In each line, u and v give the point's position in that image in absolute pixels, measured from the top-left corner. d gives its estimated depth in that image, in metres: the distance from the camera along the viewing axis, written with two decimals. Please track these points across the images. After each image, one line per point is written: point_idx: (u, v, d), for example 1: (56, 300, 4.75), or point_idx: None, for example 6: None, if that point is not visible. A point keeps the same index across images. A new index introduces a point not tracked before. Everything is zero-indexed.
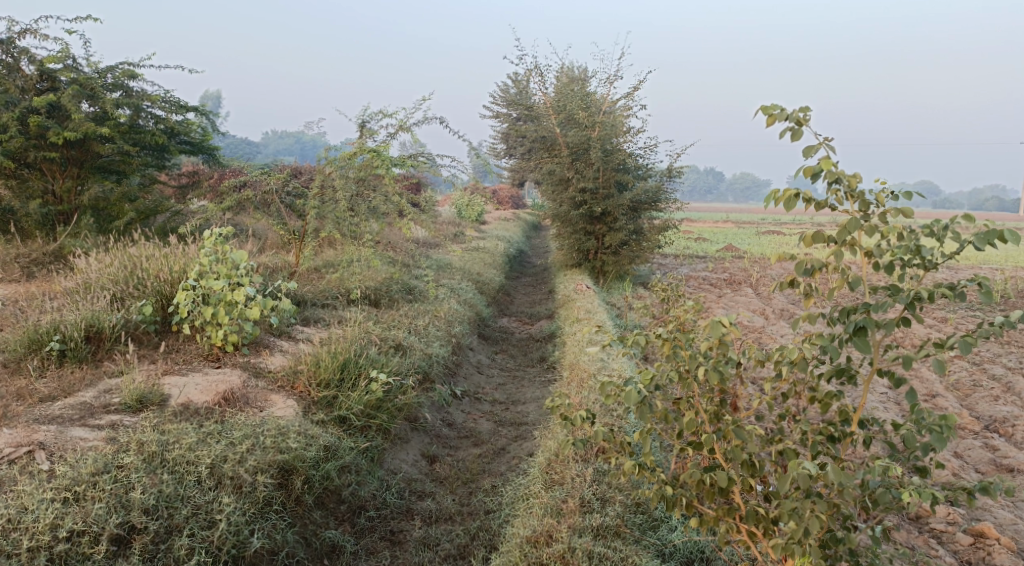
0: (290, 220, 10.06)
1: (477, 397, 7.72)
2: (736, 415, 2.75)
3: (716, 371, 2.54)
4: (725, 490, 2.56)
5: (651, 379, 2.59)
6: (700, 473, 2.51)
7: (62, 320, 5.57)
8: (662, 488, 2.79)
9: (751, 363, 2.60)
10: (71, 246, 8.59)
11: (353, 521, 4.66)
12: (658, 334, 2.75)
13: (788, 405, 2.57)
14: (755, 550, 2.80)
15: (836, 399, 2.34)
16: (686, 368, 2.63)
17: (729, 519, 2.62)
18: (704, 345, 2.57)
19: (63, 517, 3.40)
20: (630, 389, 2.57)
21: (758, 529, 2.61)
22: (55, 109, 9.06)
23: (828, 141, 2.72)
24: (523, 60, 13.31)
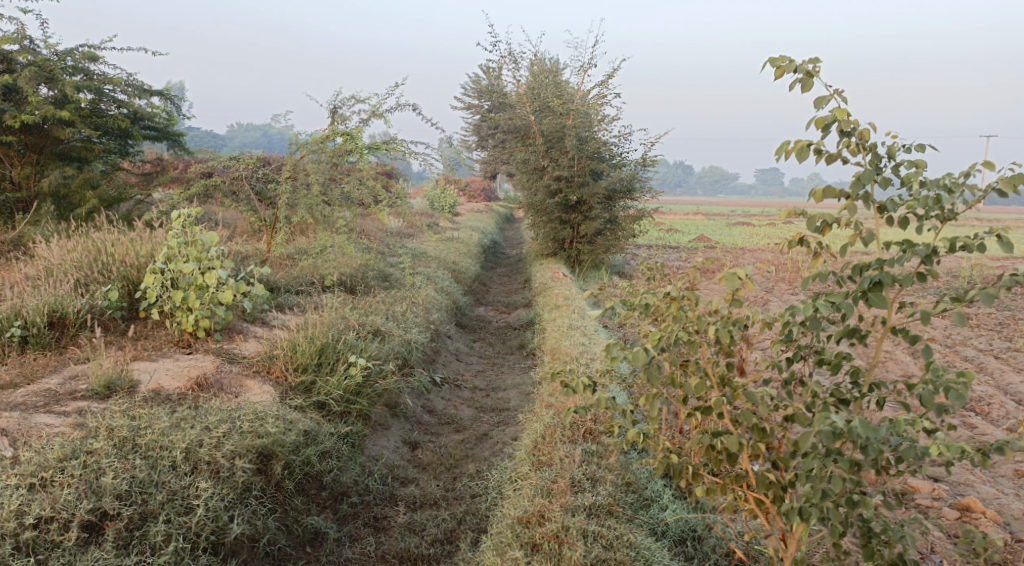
0: (261, 208, 9.80)
1: (457, 385, 7.58)
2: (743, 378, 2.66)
3: (728, 331, 2.43)
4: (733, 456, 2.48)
5: (660, 341, 2.47)
6: (709, 439, 2.41)
7: (23, 306, 5.32)
8: (667, 457, 2.72)
9: (760, 324, 2.49)
10: (31, 233, 8.24)
11: (335, 507, 4.51)
12: (666, 293, 2.63)
13: (796, 368, 2.48)
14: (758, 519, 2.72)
15: (847, 359, 2.26)
16: (696, 329, 2.51)
17: (736, 487, 2.53)
18: (716, 303, 2.45)
19: (29, 504, 3.20)
20: (638, 349, 2.44)
21: (767, 497, 2.53)
22: (11, 92, 8.69)
23: (842, 92, 2.63)
24: (496, 47, 13.14)
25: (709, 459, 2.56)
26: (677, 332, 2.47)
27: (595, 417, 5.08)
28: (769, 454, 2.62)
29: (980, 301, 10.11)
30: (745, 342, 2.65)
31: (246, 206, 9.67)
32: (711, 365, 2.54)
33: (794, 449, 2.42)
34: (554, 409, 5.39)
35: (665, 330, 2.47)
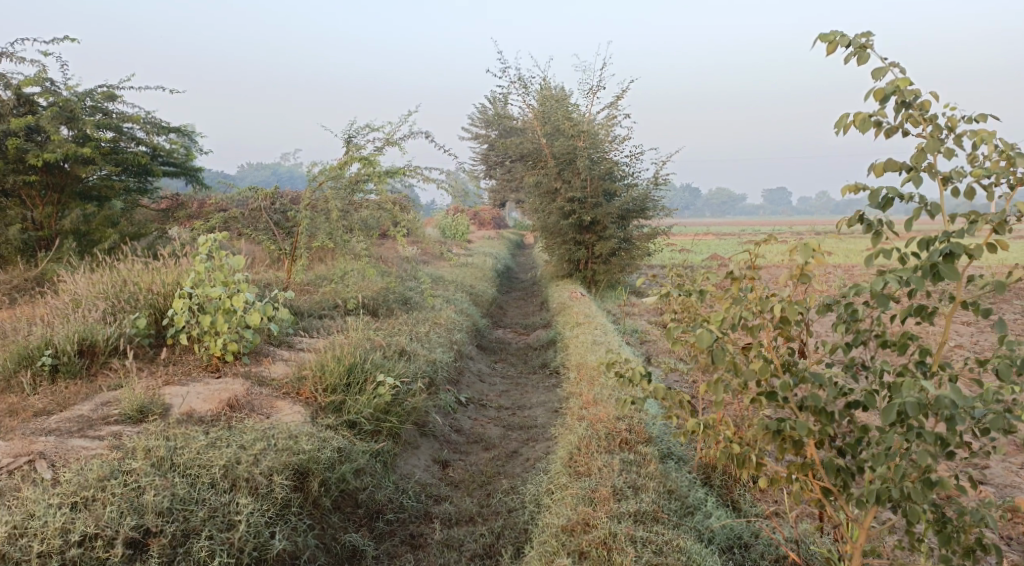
0: (280, 237, 9.85)
1: (482, 404, 7.51)
2: (805, 363, 2.60)
3: (795, 308, 2.37)
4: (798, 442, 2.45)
5: (723, 321, 2.44)
6: (776, 425, 2.37)
7: (52, 335, 5.32)
8: (730, 448, 2.81)
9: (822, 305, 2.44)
10: (54, 269, 8.27)
11: (371, 526, 4.45)
12: (728, 271, 2.57)
13: (857, 353, 2.44)
14: (826, 512, 2.66)
15: (914, 338, 2.23)
16: (760, 308, 2.45)
17: (802, 475, 2.48)
18: (784, 279, 2.40)
19: (74, 521, 3.18)
20: (701, 329, 2.39)
21: (834, 486, 2.47)
22: (33, 132, 8.75)
23: (895, 63, 2.67)
24: (505, 73, 13.26)
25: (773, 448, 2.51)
26: (741, 312, 2.45)
27: (630, 427, 5.01)
28: (834, 441, 2.57)
29: (1005, 304, 9.98)
30: (801, 328, 2.62)
31: (264, 235, 9.72)
32: (773, 349, 2.50)
33: (862, 433, 2.37)
34: (587, 421, 5.32)
35: (729, 310, 2.44)
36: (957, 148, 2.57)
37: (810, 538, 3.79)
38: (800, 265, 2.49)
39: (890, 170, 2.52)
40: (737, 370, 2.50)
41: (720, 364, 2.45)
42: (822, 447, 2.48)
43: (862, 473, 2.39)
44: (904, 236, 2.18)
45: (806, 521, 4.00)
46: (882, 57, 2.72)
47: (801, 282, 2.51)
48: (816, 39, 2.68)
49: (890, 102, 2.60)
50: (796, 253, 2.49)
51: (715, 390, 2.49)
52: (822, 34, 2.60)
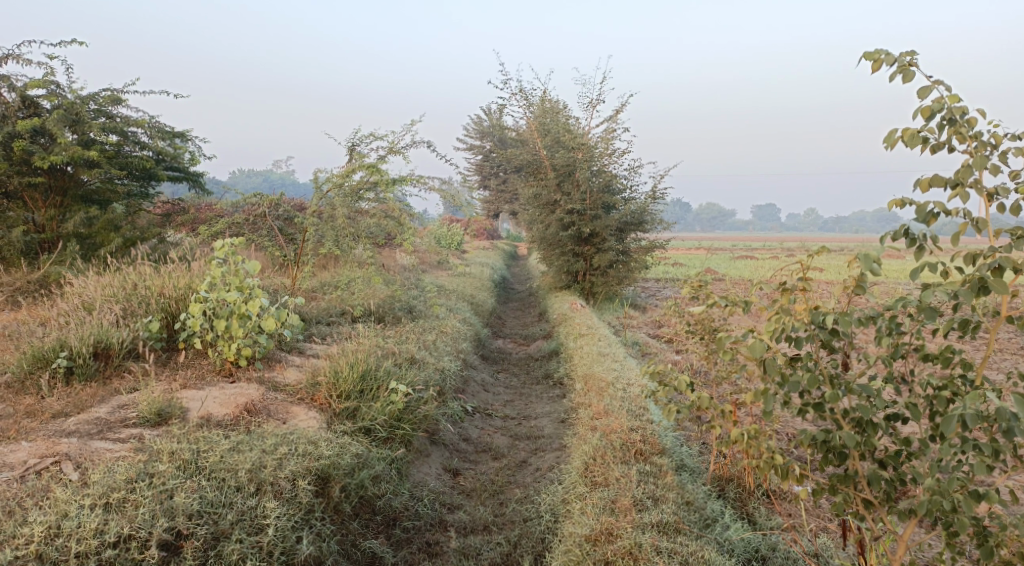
0: (284, 243, 9.85)
1: (488, 413, 7.48)
2: (849, 375, 2.67)
3: (847, 321, 2.44)
4: (840, 453, 2.52)
5: (776, 331, 2.52)
6: (824, 436, 2.44)
7: (67, 336, 5.30)
8: (773, 459, 3.00)
9: (871, 318, 2.51)
10: (57, 272, 8.08)
11: (389, 533, 4.44)
12: (779, 283, 2.63)
13: (901, 366, 2.52)
14: (867, 523, 2.72)
15: (962, 351, 2.32)
16: (810, 320, 2.52)
17: (845, 487, 2.55)
18: (837, 290, 2.46)
19: (108, 523, 3.34)
20: (754, 339, 2.46)
21: (877, 497, 2.54)
22: (38, 135, 8.59)
23: (939, 82, 2.82)
24: (507, 85, 13.31)
25: (815, 460, 2.59)
26: (792, 323, 2.52)
27: (644, 438, 5.05)
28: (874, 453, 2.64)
29: (999, 325, 10.12)
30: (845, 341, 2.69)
31: (269, 241, 9.70)
32: (820, 361, 2.57)
33: (906, 443, 2.44)
34: (600, 431, 5.36)
35: (780, 320, 2.52)
36: (999, 164, 2.71)
37: (828, 551, 3.85)
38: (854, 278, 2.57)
39: (935, 185, 2.65)
40: (784, 381, 2.59)
41: (770, 373, 2.53)
42: (864, 459, 2.55)
43: (904, 484, 2.46)
44: (953, 251, 2.34)
45: (824, 535, 4.05)
46: (928, 76, 2.84)
47: (854, 293, 2.60)
48: (863, 59, 2.85)
49: (937, 120, 2.72)
50: (853, 265, 2.56)
51: (766, 401, 2.57)
52: (874, 53, 2.73)
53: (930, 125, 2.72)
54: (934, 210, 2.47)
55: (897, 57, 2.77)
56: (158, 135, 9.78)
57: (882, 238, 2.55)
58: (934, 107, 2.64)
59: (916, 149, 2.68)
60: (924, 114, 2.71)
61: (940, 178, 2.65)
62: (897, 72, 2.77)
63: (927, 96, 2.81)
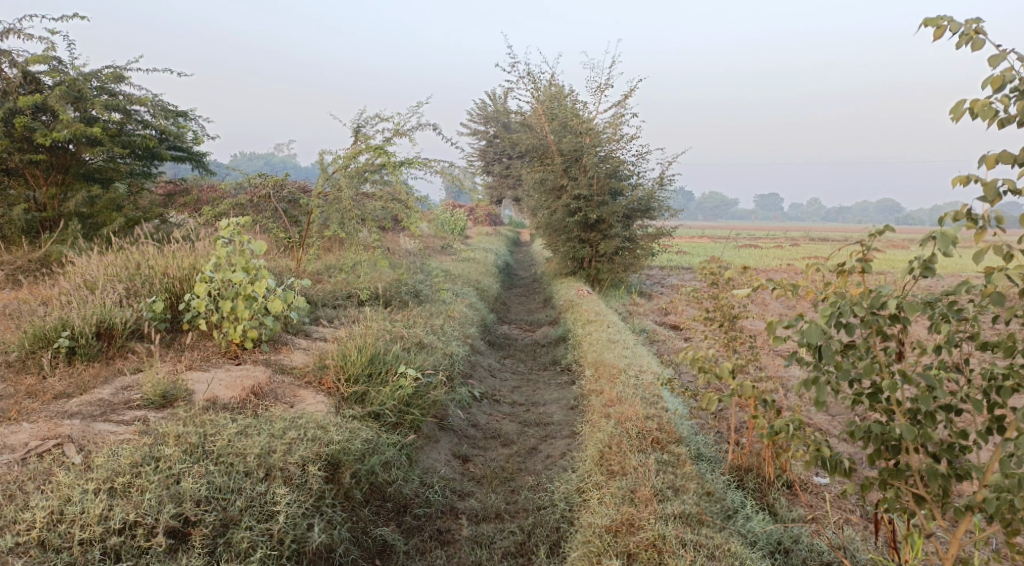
0: (288, 225, 9.68)
1: (496, 400, 7.34)
2: (903, 364, 2.57)
3: (911, 305, 2.33)
4: (894, 447, 2.47)
5: (832, 315, 2.40)
6: (883, 427, 2.35)
7: (68, 315, 5.15)
8: (817, 450, 2.90)
9: (933, 303, 2.40)
10: (58, 252, 7.91)
11: (399, 520, 4.31)
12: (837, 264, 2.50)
13: (961, 355, 2.42)
14: (916, 520, 2.63)
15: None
16: (871, 304, 2.40)
17: (897, 481, 2.47)
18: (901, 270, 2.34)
19: (112, 509, 3.23)
20: (813, 323, 2.34)
21: (931, 493, 2.45)
22: (39, 111, 8.41)
23: (1009, 51, 2.68)
24: (514, 67, 13.08)
25: (869, 455, 2.49)
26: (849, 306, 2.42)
27: (661, 426, 4.93)
28: (926, 447, 2.55)
29: None
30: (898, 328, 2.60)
31: (273, 223, 9.54)
32: (876, 350, 2.47)
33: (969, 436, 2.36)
34: (614, 418, 5.23)
35: (837, 302, 2.40)
36: None
37: (855, 545, 3.75)
38: (920, 260, 2.45)
39: (1004, 161, 2.52)
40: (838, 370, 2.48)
41: (826, 360, 2.43)
42: (918, 452, 2.46)
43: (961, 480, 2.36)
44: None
45: (848, 531, 3.95)
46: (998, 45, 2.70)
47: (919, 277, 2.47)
48: (926, 26, 2.71)
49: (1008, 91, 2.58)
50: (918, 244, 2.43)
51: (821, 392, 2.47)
52: (942, 19, 2.58)
53: (999, 97, 2.59)
54: (1001, 190, 2.36)
55: (964, 24, 2.63)
56: (161, 113, 9.53)
57: (947, 217, 2.43)
58: (1007, 76, 2.50)
59: (985, 121, 2.55)
60: (994, 85, 2.57)
61: (1010, 154, 2.52)
62: (962, 40, 2.63)
63: (997, 66, 2.67)
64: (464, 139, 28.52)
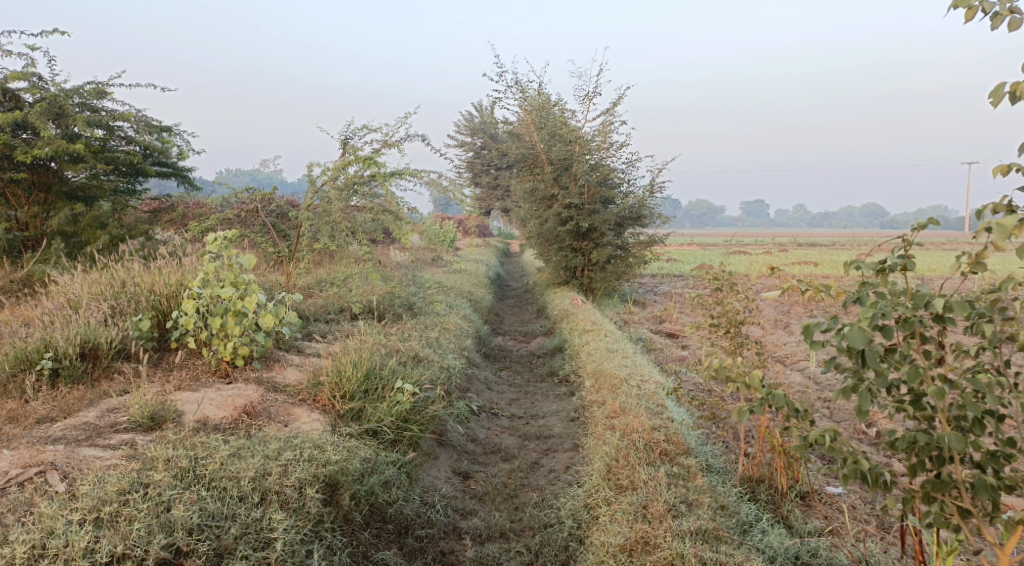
0: (278, 239, 9.49)
1: (494, 413, 7.18)
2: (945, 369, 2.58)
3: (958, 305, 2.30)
4: (938, 457, 2.47)
5: (874, 317, 2.37)
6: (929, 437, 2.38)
7: (51, 336, 4.96)
8: (855, 464, 2.87)
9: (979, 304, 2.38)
10: (41, 271, 7.70)
11: (401, 542, 4.12)
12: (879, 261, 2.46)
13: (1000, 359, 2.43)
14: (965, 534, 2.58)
15: None
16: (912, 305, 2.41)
17: (944, 494, 2.46)
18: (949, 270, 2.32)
19: (99, 541, 3.06)
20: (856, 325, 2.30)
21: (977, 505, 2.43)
22: (20, 128, 8.22)
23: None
24: (502, 77, 12.99)
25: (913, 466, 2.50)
26: (889, 307, 2.40)
27: (668, 437, 4.77)
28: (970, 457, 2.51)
29: None
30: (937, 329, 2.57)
31: (262, 237, 9.36)
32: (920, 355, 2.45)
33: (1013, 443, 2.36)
34: (619, 430, 5.09)
35: (879, 304, 2.37)
36: None
37: (876, 557, 3.63)
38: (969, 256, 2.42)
39: None
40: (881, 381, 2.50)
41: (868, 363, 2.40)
42: (961, 460, 2.42)
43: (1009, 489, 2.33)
44: None
45: (868, 543, 3.82)
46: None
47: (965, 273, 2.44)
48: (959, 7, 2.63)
49: None
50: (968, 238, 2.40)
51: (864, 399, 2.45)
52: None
53: None
54: None
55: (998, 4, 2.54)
56: (145, 128, 9.33)
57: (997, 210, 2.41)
58: None
59: None
60: None
61: None
62: (997, 20, 2.55)
63: None
64: (451, 151, 28.43)
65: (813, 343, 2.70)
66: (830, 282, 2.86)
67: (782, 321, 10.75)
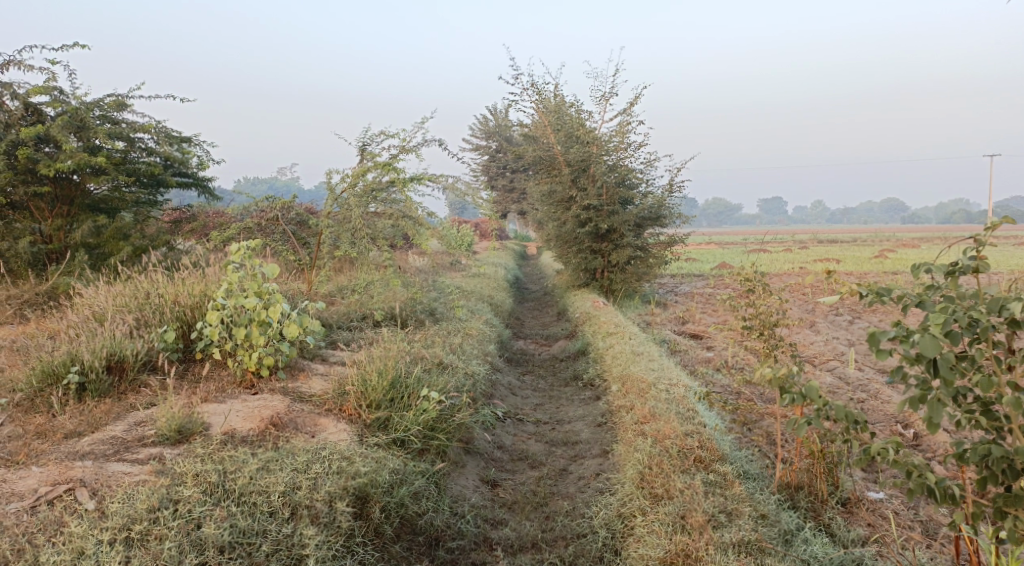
0: (298, 247, 9.48)
1: (519, 419, 7.09)
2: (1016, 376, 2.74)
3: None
4: (1011, 468, 2.63)
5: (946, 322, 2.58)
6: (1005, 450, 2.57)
7: (77, 349, 4.94)
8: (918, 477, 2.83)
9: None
10: (66, 284, 7.73)
11: (432, 554, 4.05)
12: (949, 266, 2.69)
13: None
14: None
15: None
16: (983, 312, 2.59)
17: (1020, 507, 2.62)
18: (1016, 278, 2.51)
19: (130, 561, 3.05)
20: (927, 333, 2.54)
21: None
22: (43, 142, 8.26)
23: None
24: (518, 79, 12.90)
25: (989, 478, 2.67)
26: (959, 312, 2.61)
27: (702, 443, 4.66)
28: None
29: None
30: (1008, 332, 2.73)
31: (283, 245, 9.34)
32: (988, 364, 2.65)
33: None
34: (650, 436, 4.99)
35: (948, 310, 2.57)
36: None
37: None
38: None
39: None
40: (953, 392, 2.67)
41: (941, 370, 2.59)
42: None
43: None
44: None
45: (915, 551, 3.71)
46: None
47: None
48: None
49: None
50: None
51: (933, 407, 2.56)
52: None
53: None
54: None
55: None
56: (165, 139, 9.35)
57: None
58: None
59: None
60: None
61: None
62: None
63: None
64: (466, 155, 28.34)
65: (879, 351, 2.75)
66: (890, 289, 2.85)
67: (808, 320, 10.56)
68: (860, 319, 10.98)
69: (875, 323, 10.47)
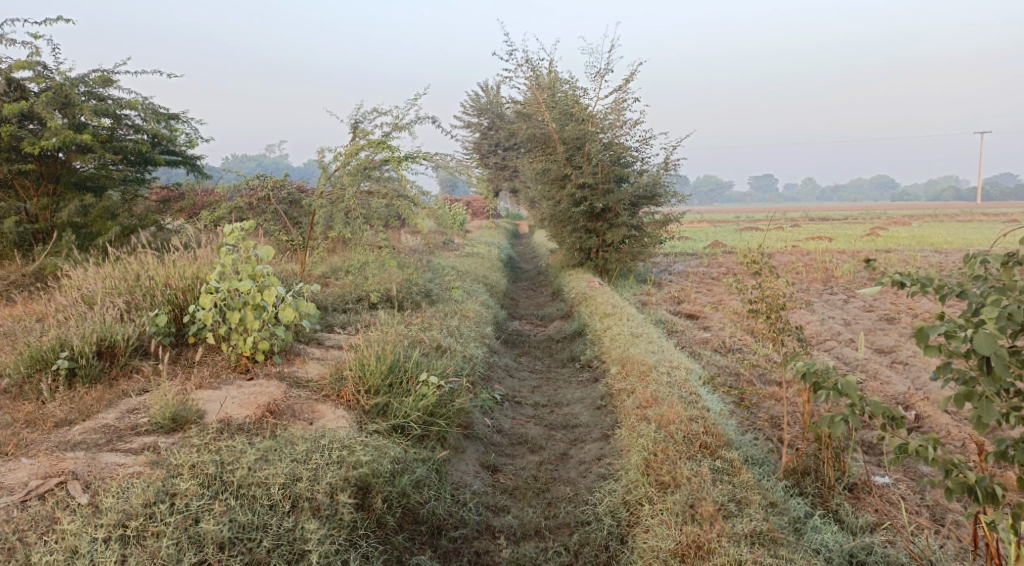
0: (291, 227, 9.31)
1: (517, 401, 7.01)
2: None
3: None
4: None
5: (1000, 318, 2.54)
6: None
7: (67, 334, 4.81)
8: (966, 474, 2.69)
9: None
10: (53, 265, 7.55)
11: (434, 544, 3.97)
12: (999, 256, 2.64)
13: None
14: None
15: None
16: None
17: None
18: None
19: (125, 560, 2.99)
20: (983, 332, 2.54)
21: None
22: (27, 119, 8.03)
23: None
24: (512, 56, 12.67)
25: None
26: (1012, 305, 2.57)
27: (707, 428, 4.58)
28: None
29: None
30: None
31: (275, 224, 9.17)
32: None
33: None
34: (654, 421, 4.91)
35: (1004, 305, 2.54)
36: None
37: (936, 555, 3.48)
38: None
39: None
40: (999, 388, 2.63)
41: (998, 367, 2.56)
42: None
43: None
44: None
45: (924, 539, 3.66)
46: None
47: None
48: None
49: None
50: None
51: (983, 408, 2.61)
52: None
53: None
54: None
55: None
56: (153, 116, 9.12)
57: None
58: None
59: None
60: None
61: None
62: None
63: None
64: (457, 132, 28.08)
65: (927, 345, 2.72)
66: (934, 279, 2.79)
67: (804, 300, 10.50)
68: (856, 299, 10.92)
69: (871, 304, 10.42)
